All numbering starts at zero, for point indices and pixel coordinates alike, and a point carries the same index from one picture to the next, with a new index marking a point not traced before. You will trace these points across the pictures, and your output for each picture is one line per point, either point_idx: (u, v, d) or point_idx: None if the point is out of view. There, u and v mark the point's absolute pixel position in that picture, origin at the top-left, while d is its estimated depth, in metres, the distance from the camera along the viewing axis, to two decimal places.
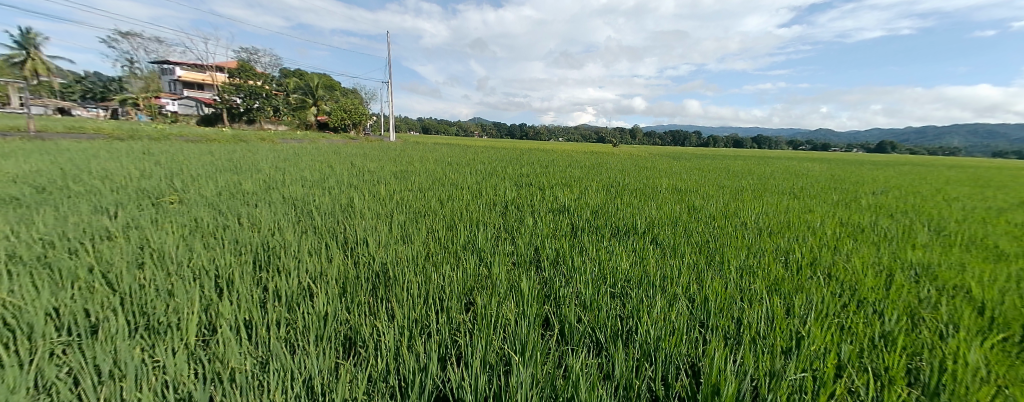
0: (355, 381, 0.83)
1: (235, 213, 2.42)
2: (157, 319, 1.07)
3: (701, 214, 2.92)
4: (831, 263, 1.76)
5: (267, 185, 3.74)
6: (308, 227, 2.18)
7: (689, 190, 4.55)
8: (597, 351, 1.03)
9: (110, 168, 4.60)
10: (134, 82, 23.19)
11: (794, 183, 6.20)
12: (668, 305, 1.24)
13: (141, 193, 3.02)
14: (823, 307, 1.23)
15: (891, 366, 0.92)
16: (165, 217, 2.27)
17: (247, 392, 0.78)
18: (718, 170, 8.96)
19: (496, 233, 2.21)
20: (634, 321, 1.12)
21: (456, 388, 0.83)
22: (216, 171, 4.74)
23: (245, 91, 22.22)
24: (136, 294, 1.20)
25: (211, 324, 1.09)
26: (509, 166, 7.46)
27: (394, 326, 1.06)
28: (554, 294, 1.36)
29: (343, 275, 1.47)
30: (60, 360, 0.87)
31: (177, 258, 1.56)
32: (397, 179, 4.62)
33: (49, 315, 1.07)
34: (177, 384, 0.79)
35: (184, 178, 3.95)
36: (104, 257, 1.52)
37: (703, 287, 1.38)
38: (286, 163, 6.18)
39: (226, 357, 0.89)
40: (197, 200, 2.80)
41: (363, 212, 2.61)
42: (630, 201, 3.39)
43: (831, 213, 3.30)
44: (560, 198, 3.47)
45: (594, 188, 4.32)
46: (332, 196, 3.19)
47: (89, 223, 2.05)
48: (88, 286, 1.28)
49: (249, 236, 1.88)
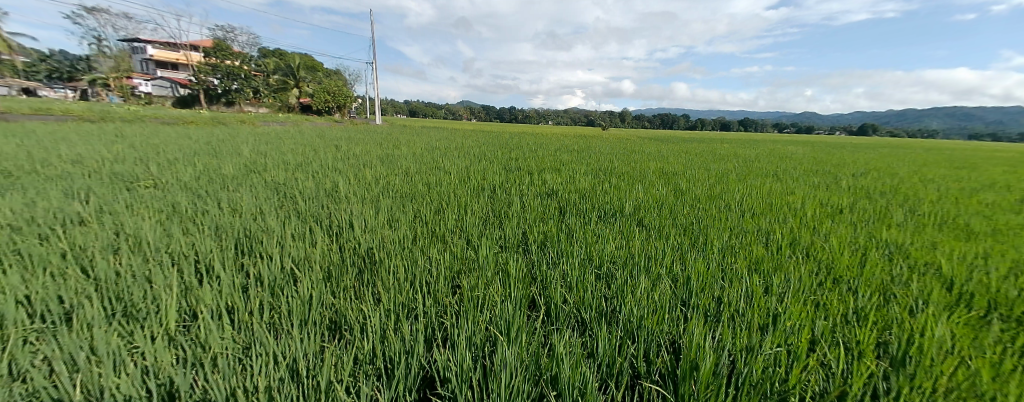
0: (340, 364, 0.84)
1: (214, 198, 2.35)
2: (135, 305, 1.05)
3: (687, 196, 2.94)
4: (810, 243, 1.81)
5: (249, 168, 3.65)
6: (291, 211, 2.13)
7: (675, 173, 4.57)
8: (583, 331, 1.05)
9: (81, 151, 4.41)
10: (104, 61, 22.15)
11: (777, 166, 6.33)
12: (651, 285, 1.26)
13: (114, 178, 2.89)
14: (799, 285, 1.27)
15: (861, 340, 0.96)
16: (141, 202, 2.19)
17: (230, 375, 0.77)
18: (706, 154, 9.00)
19: (484, 216, 2.19)
20: (617, 301, 1.14)
21: (443, 369, 0.84)
22: (194, 154, 4.59)
23: (222, 71, 21.41)
24: (112, 281, 1.16)
25: (192, 309, 1.07)
26: (497, 150, 7.32)
27: (380, 309, 1.06)
28: (540, 276, 1.37)
29: (327, 260, 1.45)
30: (34, 348, 0.84)
31: (155, 243, 1.51)
32: (384, 162, 4.57)
33: (20, 302, 1.02)
34: (157, 370, 0.78)
35: (160, 161, 3.81)
36: (78, 243, 1.47)
37: (687, 268, 1.40)
38: (268, 146, 5.99)
39: (207, 342, 0.88)
40: (174, 185, 2.70)
41: (348, 196, 2.55)
42: (617, 184, 3.42)
43: (813, 195, 3.36)
44: (548, 181, 3.48)
45: (581, 171, 4.35)
46: (316, 179, 3.14)
47: (59, 208, 1.96)
48: (61, 271, 1.24)
49: (230, 221, 1.84)
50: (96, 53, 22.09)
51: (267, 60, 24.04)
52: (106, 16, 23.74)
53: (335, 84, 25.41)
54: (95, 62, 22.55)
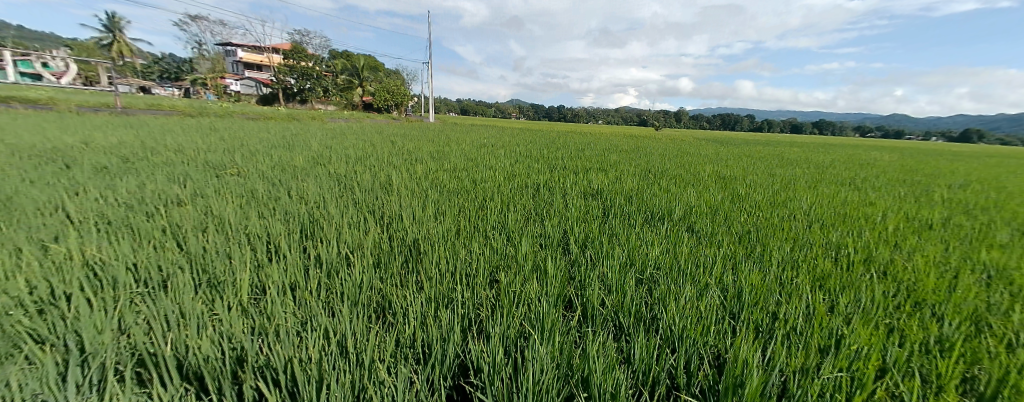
0: (383, 344, 0.90)
1: (284, 186, 2.61)
2: (217, 277, 1.20)
3: (743, 203, 2.73)
4: (887, 261, 1.60)
5: (314, 161, 4.00)
6: (347, 201, 2.31)
7: (733, 177, 4.26)
8: (620, 336, 1.02)
9: (183, 142, 5.12)
10: (205, 64, 25.44)
11: (856, 174, 5.65)
12: (698, 294, 1.19)
13: (206, 166, 3.32)
14: (871, 307, 1.13)
15: (944, 373, 0.83)
16: (226, 188, 2.50)
17: (289, 345, 0.86)
18: (770, 158, 8.29)
19: (525, 214, 2.21)
20: (658, 307, 1.10)
21: (476, 359, 0.87)
22: (270, 147, 5.13)
23: (298, 72, 23.63)
24: (200, 255, 1.34)
25: (262, 285, 1.21)
26: (543, 148, 7.29)
27: (421, 297, 1.12)
28: (579, 276, 1.35)
29: (377, 247, 1.55)
30: (139, 308, 1.00)
31: (235, 224, 1.72)
32: (433, 158, 4.77)
33: (131, 269, 1.23)
34: (232, 335, 0.89)
35: (242, 152, 4.31)
36: (176, 221, 1.72)
37: (738, 278, 1.31)
38: (332, 141, 6.52)
39: (272, 315, 0.99)
40: (253, 174, 3.04)
41: (398, 189, 2.71)
42: (666, 186, 3.27)
43: (897, 207, 2.96)
44: (592, 181, 3.42)
45: (628, 172, 4.21)
46: (371, 172, 3.36)
47: (164, 190, 2.30)
48: (163, 244, 1.45)
49: (296, 208, 2.04)
50: (199, 57, 25.43)
51: (335, 62, 26.09)
52: (207, 25, 27.23)
53: (394, 84, 26.95)
54: (197, 65, 25.97)
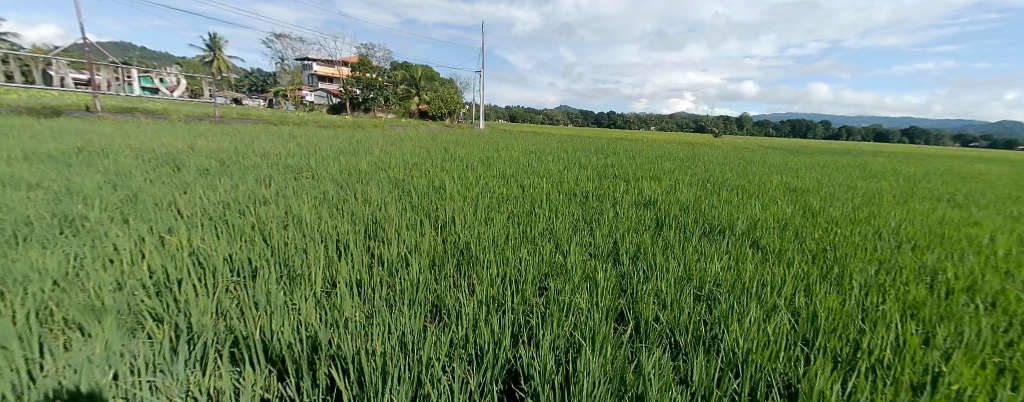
0: (439, 343, 0.95)
1: (350, 189, 2.84)
2: (294, 270, 1.34)
3: (817, 217, 2.48)
4: (1001, 291, 1.37)
5: (376, 165, 4.30)
6: (405, 204, 2.45)
7: (804, 189, 3.89)
8: (676, 354, 0.98)
9: (267, 147, 5.77)
10: (284, 77, 28.42)
11: (961, 188, 4.88)
12: (764, 315, 1.11)
13: (286, 169, 3.71)
14: (981, 344, 0.97)
15: None
16: (302, 189, 2.77)
17: (356, 337, 0.94)
18: (851, 168, 7.43)
19: (575, 222, 2.19)
20: (718, 327, 1.04)
21: (527, 366, 0.89)
22: (338, 152, 5.60)
23: (361, 82, 25.54)
24: (281, 249, 1.50)
25: (331, 280, 1.32)
26: (592, 156, 7.18)
27: (473, 300, 1.16)
28: (631, 289, 1.31)
29: (432, 250, 1.63)
30: (233, 295, 1.15)
31: (309, 222, 1.90)
32: (484, 164, 4.91)
33: (227, 259, 1.41)
34: (308, 325, 0.99)
35: (315, 157, 4.76)
36: (262, 218, 1.94)
37: (811, 301, 1.20)
38: (391, 147, 6.96)
39: (341, 308, 1.08)
40: (324, 177, 3.34)
41: (452, 194, 2.83)
42: (726, 198, 3.07)
43: (1016, 229, 2.52)
44: (645, 190, 3.31)
45: (683, 181, 4.02)
46: (427, 177, 3.54)
47: (252, 190, 2.61)
48: (251, 238, 1.65)
49: (360, 209, 2.20)
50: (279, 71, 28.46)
51: (394, 72, 27.82)
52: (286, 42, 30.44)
53: (446, 92, 28.09)
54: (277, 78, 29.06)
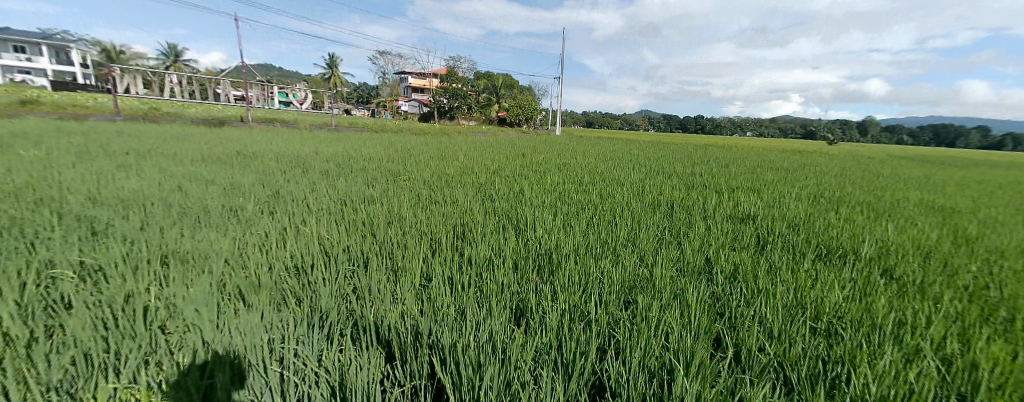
0: (527, 346, 0.98)
1: (440, 192, 3.09)
2: (397, 264, 1.51)
3: (978, 246, 2.01)
4: None
5: (461, 170, 4.59)
6: (489, 208, 2.59)
7: (958, 209, 3.16)
8: (786, 391, 0.88)
9: (369, 152, 6.54)
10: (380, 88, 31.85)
11: None
12: (904, 361, 0.94)
13: (386, 172, 4.17)
14: None
15: None
16: (400, 190, 3.09)
17: (452, 332, 1.02)
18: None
19: (660, 234, 2.09)
20: (842, 368, 0.91)
21: (615, 381, 0.88)
22: (428, 157, 6.11)
23: (445, 91, 27.43)
24: (385, 244, 1.70)
25: (427, 275, 1.46)
26: (677, 164, 6.73)
27: (558, 308, 1.18)
28: (728, 312, 1.21)
29: (516, 254, 1.70)
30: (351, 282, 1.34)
31: (407, 221, 2.12)
32: (563, 171, 4.92)
33: (344, 250, 1.64)
34: (411, 315, 1.11)
35: (409, 161, 5.25)
36: (370, 215, 2.22)
37: (974, 350, 0.97)
38: (473, 153, 7.36)
39: (438, 303, 1.19)
40: (417, 180, 3.68)
41: (533, 199, 2.90)
42: (847, 216, 2.65)
43: None
44: (741, 202, 3.01)
45: (789, 194, 3.56)
46: (509, 183, 3.68)
47: (361, 190, 2.99)
48: (361, 232, 1.90)
49: (449, 211, 2.39)
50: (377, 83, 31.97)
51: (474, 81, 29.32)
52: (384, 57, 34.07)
53: (522, 98, 28.71)
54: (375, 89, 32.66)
